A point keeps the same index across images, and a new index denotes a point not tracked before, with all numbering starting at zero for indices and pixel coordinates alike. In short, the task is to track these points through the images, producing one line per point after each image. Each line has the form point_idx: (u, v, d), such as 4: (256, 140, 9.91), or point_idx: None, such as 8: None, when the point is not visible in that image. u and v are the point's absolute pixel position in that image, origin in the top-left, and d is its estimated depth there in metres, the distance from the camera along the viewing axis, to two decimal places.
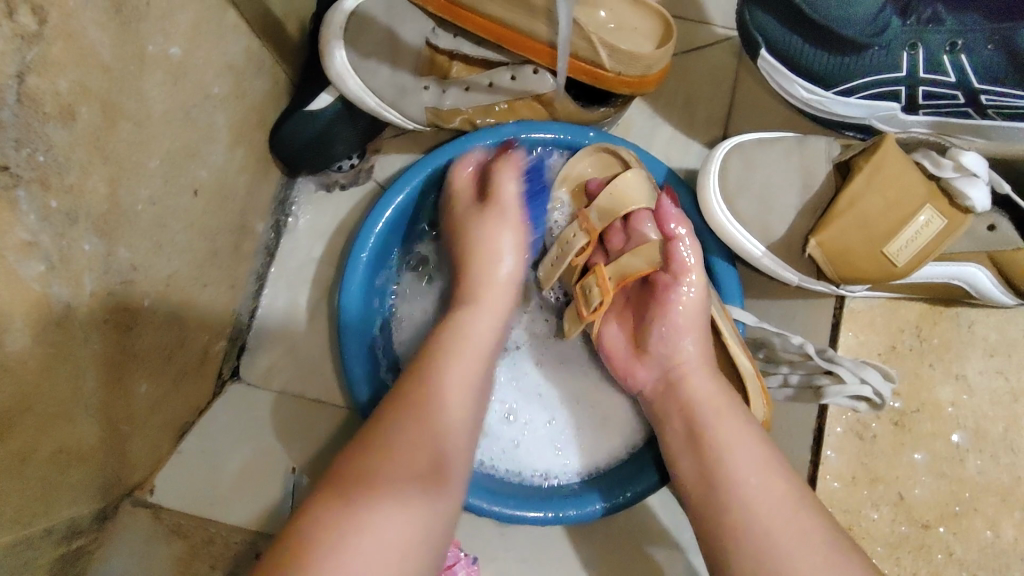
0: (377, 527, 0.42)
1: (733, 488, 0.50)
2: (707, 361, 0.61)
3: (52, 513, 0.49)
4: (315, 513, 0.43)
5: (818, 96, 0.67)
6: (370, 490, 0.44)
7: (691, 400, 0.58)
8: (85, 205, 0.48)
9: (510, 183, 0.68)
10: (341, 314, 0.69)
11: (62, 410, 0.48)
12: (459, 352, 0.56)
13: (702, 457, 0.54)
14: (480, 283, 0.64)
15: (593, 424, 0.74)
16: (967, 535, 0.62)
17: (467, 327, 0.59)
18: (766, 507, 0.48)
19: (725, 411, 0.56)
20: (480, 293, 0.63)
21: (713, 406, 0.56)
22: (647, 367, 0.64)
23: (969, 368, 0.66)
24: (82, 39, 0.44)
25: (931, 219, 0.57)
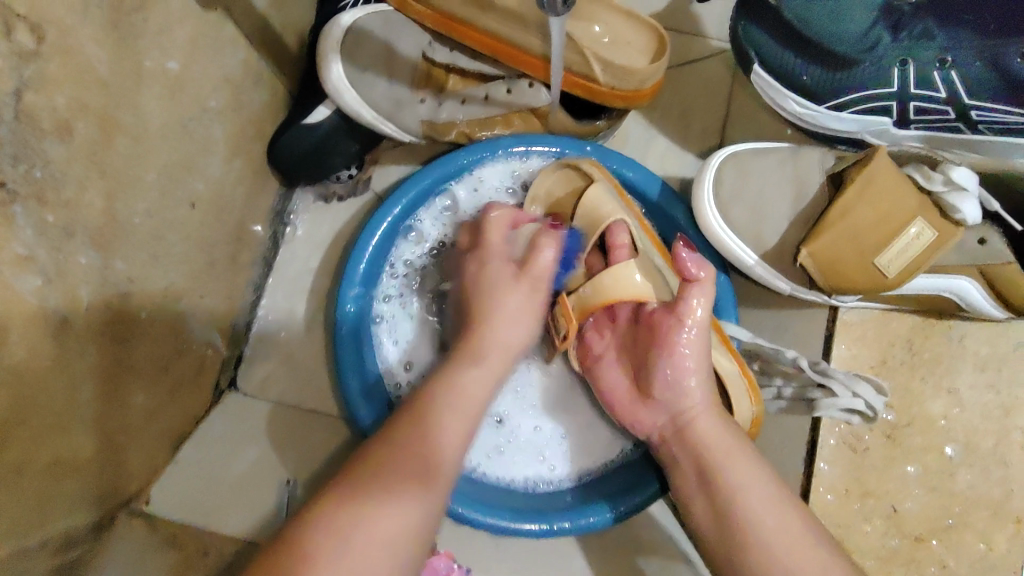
0: (378, 520, 0.47)
1: (750, 528, 0.52)
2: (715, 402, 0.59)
3: (47, 524, 0.50)
4: (317, 517, 0.47)
5: (810, 110, 0.67)
6: (375, 496, 0.49)
7: (705, 448, 0.57)
8: (81, 219, 0.48)
9: (550, 255, 0.64)
10: (336, 324, 0.70)
11: (57, 422, 0.49)
12: (450, 407, 0.56)
13: (717, 499, 0.54)
14: (490, 338, 0.61)
15: (583, 431, 0.74)
16: (959, 549, 0.62)
17: (459, 380, 0.58)
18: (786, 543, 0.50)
19: (736, 454, 0.56)
20: (485, 350, 0.61)
21: (725, 452, 0.56)
22: (656, 411, 0.62)
23: (960, 383, 0.66)
24: (79, 56, 0.45)
25: (922, 231, 0.57)
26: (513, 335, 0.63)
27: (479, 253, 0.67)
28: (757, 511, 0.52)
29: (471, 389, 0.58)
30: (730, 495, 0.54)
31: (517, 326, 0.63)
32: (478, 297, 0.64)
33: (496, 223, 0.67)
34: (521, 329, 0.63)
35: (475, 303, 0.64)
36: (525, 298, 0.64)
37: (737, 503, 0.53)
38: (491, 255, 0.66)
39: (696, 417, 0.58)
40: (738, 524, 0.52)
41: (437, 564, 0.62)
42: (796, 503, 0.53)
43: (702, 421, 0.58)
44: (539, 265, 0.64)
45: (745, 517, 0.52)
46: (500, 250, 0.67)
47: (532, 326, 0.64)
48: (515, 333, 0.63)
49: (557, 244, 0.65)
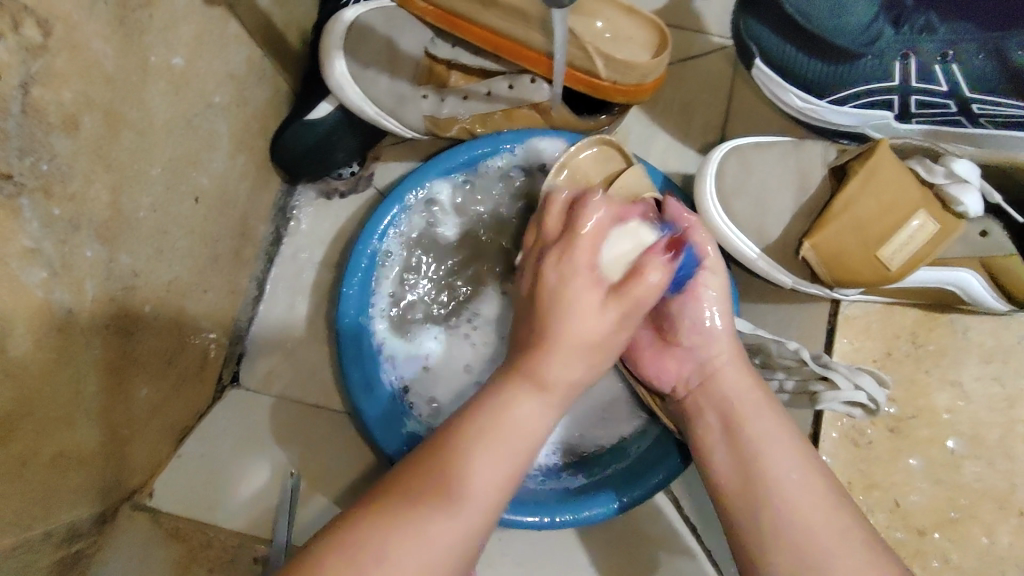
0: (397, 561, 0.41)
1: (771, 485, 0.51)
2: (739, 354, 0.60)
3: (50, 516, 0.50)
4: (343, 533, 0.42)
5: (812, 104, 0.68)
6: (393, 517, 0.42)
7: (732, 398, 0.57)
8: (87, 213, 0.49)
9: (601, 219, 0.58)
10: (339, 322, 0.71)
11: (63, 414, 0.49)
12: (512, 415, 0.49)
13: (743, 449, 0.54)
14: (563, 332, 0.51)
15: (597, 428, 0.74)
16: (965, 541, 0.62)
17: (540, 377, 0.51)
18: (808, 496, 0.50)
19: (763, 406, 0.56)
20: (553, 345, 0.51)
21: (752, 403, 0.56)
22: (676, 367, 0.63)
23: (965, 375, 0.66)
24: (86, 51, 0.45)
25: (925, 223, 0.57)
26: (591, 328, 0.52)
27: (569, 238, 0.57)
28: (775, 462, 0.52)
29: (521, 418, 0.49)
30: (753, 444, 0.53)
31: (599, 318, 0.52)
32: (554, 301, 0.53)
33: (591, 213, 0.58)
34: (604, 319, 0.52)
35: (539, 314, 0.53)
36: (597, 314, 0.52)
37: (755, 454, 0.53)
38: (553, 259, 0.56)
39: (716, 371, 0.59)
40: (756, 478, 0.52)
41: None
42: (823, 470, 0.52)
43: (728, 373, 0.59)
44: (641, 292, 0.53)
45: (764, 474, 0.52)
46: (605, 246, 0.57)
47: (600, 286, 0.54)
48: (602, 322, 0.52)
49: (606, 213, 0.59)
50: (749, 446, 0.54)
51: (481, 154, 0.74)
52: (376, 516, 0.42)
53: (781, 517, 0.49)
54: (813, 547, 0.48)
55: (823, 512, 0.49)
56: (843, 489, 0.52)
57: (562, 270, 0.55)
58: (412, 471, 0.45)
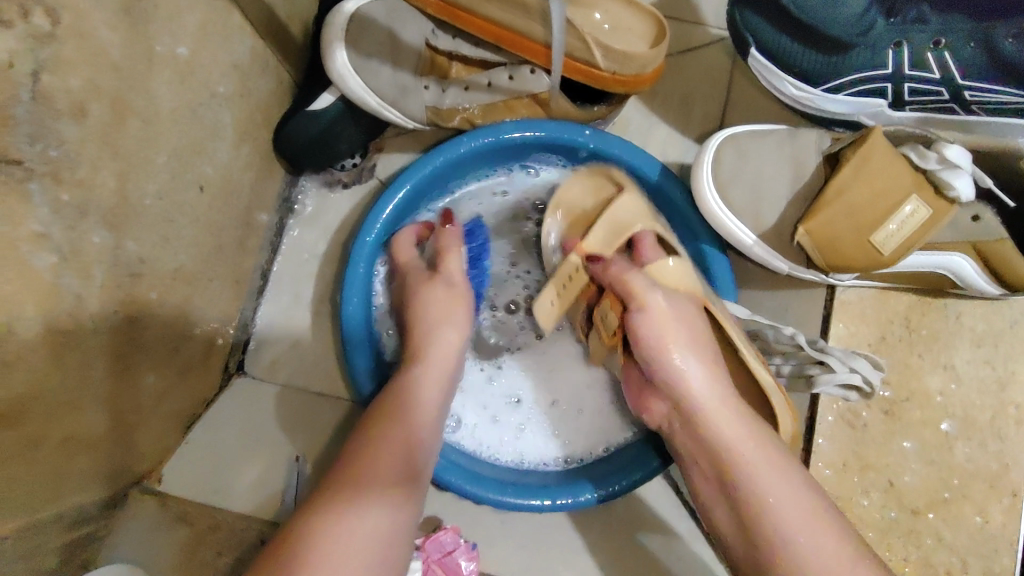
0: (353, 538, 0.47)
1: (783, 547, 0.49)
2: (720, 394, 0.55)
3: (60, 499, 0.52)
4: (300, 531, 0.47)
5: (807, 93, 0.69)
6: (356, 492, 0.50)
7: (722, 451, 0.54)
8: (94, 198, 0.49)
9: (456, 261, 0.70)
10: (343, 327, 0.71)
11: (71, 399, 0.51)
12: (407, 407, 0.58)
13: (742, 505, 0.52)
14: (433, 343, 0.64)
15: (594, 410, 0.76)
16: (957, 521, 0.63)
17: (414, 389, 0.59)
18: (821, 536, 0.49)
19: (756, 459, 0.52)
20: (428, 353, 0.63)
21: (742, 454, 0.53)
22: (662, 409, 0.59)
23: (957, 359, 0.66)
24: (93, 39, 0.46)
25: (917, 208, 0.58)
26: (435, 291, 0.67)
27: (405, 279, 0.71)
28: (787, 522, 0.49)
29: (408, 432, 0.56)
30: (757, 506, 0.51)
31: (431, 285, 0.68)
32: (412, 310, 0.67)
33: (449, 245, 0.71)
34: (433, 287, 0.68)
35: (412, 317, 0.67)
36: (445, 296, 0.67)
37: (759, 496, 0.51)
38: (414, 270, 0.71)
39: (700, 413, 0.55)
40: (768, 537, 0.50)
41: (443, 538, 0.64)
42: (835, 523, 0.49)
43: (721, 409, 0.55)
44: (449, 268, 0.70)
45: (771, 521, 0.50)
46: (456, 274, 0.70)
47: (448, 277, 0.69)
48: (432, 291, 0.67)
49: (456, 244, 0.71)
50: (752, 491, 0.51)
51: (485, 145, 0.72)
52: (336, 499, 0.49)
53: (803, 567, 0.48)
54: None
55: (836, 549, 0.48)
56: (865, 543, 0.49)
57: (421, 275, 0.70)
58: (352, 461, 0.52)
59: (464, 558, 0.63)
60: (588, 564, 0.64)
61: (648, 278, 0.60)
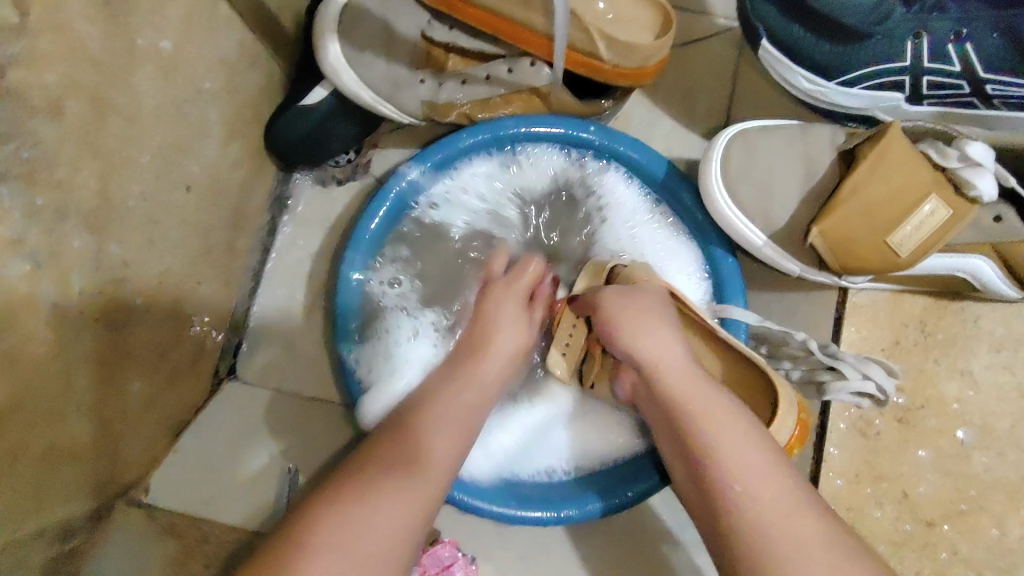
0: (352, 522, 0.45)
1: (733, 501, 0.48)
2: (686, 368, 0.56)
3: (43, 513, 0.50)
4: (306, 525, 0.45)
5: (820, 87, 0.66)
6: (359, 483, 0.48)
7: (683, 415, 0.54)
8: (73, 201, 0.47)
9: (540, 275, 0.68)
10: (336, 315, 0.69)
11: (54, 410, 0.48)
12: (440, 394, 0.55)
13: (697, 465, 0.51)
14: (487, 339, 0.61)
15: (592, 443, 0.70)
16: (973, 533, 0.61)
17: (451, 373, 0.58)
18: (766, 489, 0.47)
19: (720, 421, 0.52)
20: (484, 345, 0.61)
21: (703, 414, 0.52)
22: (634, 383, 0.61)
23: (975, 364, 0.64)
24: (69, 31, 0.43)
25: (937, 209, 0.55)
26: (508, 343, 0.61)
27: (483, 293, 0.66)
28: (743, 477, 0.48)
29: (449, 409, 0.54)
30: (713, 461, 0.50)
31: (506, 331, 0.62)
32: (470, 343, 0.61)
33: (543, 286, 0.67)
34: (512, 335, 0.62)
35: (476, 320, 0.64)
36: (518, 328, 0.63)
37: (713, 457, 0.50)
38: (501, 294, 0.65)
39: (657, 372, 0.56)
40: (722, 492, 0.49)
41: (442, 553, 0.63)
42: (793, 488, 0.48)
43: (681, 372, 0.55)
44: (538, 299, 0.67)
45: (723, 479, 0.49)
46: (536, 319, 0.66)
47: (522, 333, 0.63)
48: (506, 340, 0.61)
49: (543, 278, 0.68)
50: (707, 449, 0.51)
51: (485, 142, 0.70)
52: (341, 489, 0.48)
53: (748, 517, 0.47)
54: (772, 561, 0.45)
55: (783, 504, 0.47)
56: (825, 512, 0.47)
57: (502, 307, 0.64)
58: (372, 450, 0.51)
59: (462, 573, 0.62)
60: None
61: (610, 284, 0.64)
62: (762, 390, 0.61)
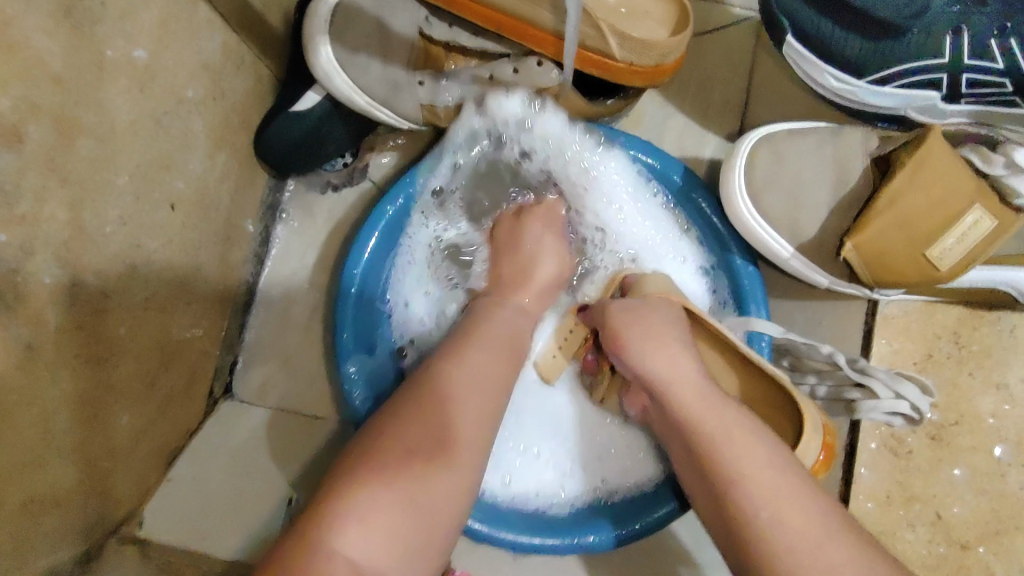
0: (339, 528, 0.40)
1: (753, 521, 0.43)
2: (697, 375, 0.52)
3: (26, 566, 0.46)
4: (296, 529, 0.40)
5: (849, 85, 0.61)
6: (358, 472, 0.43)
7: (693, 429, 0.49)
8: (41, 234, 0.43)
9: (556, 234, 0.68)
10: (340, 286, 0.65)
11: (32, 457, 0.45)
12: (465, 368, 0.51)
13: (714, 484, 0.47)
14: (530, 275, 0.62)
15: (601, 459, 0.67)
16: (1010, 555, 0.58)
17: (484, 322, 0.56)
18: (788, 505, 0.43)
19: (733, 431, 0.47)
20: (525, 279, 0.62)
21: (717, 426, 0.48)
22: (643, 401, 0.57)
23: (1011, 377, 0.60)
24: (25, 49, 0.39)
25: (982, 218, 0.51)
26: (547, 273, 0.63)
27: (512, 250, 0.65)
28: (760, 493, 0.44)
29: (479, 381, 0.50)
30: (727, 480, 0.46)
31: (547, 260, 0.64)
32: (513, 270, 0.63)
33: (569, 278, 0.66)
34: (553, 263, 0.64)
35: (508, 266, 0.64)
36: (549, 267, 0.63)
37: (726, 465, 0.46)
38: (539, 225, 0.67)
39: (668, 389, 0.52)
40: (741, 510, 0.44)
41: None
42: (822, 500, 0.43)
43: (692, 380, 0.52)
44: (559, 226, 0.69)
45: (738, 492, 0.45)
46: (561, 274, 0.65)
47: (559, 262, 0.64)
48: (547, 269, 0.63)
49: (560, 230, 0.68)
50: (721, 461, 0.46)
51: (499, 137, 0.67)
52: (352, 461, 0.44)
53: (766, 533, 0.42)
54: None
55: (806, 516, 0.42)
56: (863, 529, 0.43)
57: (543, 235, 0.66)
58: (390, 414, 0.47)
59: None
60: None
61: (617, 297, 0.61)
62: (780, 407, 0.56)
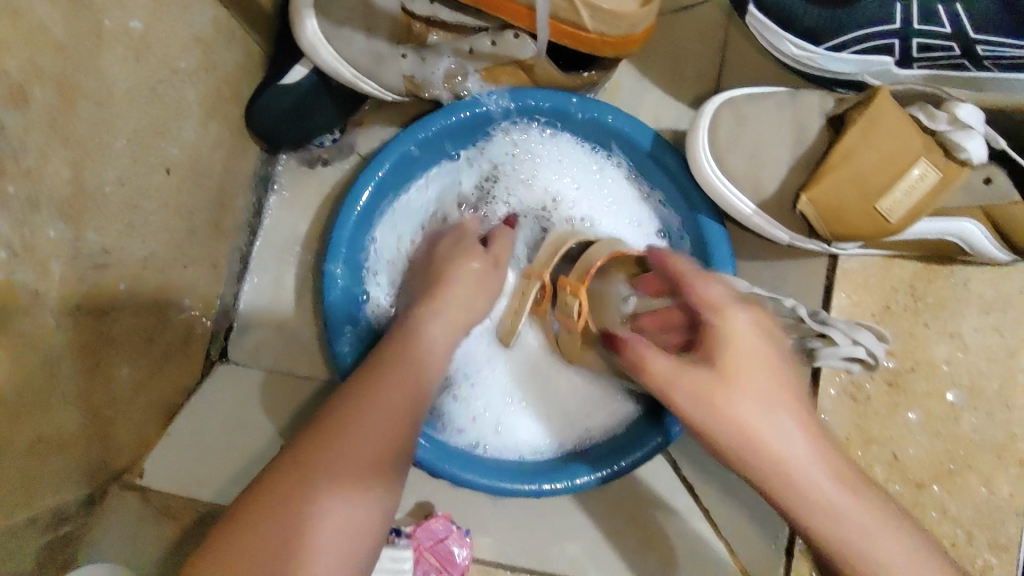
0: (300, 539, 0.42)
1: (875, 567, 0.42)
2: (761, 407, 0.45)
3: (33, 501, 0.50)
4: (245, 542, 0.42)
5: (809, 52, 0.65)
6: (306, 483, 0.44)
7: (789, 477, 0.44)
8: (45, 190, 0.46)
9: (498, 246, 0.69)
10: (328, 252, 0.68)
11: (37, 401, 0.48)
12: (389, 374, 0.53)
13: (818, 534, 0.44)
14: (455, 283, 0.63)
15: (581, 405, 0.73)
16: (962, 493, 0.61)
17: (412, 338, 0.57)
18: (896, 550, 0.42)
19: (835, 471, 0.44)
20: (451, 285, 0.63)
21: (815, 472, 0.44)
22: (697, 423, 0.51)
23: (964, 327, 0.64)
24: (29, 17, 0.42)
25: (925, 171, 0.54)
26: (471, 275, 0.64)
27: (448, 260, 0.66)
28: (874, 541, 0.42)
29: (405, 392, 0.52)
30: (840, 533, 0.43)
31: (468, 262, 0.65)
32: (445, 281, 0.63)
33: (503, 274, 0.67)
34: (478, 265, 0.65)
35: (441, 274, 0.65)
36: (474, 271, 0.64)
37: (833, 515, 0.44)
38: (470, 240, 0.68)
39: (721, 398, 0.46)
40: (858, 559, 0.43)
41: (435, 526, 0.62)
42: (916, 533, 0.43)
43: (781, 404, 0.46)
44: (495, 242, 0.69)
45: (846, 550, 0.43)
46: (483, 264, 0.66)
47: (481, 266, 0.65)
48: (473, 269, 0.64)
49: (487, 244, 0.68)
50: (829, 514, 0.43)
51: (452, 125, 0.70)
52: (301, 464, 0.45)
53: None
54: None
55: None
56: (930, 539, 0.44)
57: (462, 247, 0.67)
58: (348, 411, 0.49)
59: (457, 545, 0.61)
60: (584, 546, 0.63)
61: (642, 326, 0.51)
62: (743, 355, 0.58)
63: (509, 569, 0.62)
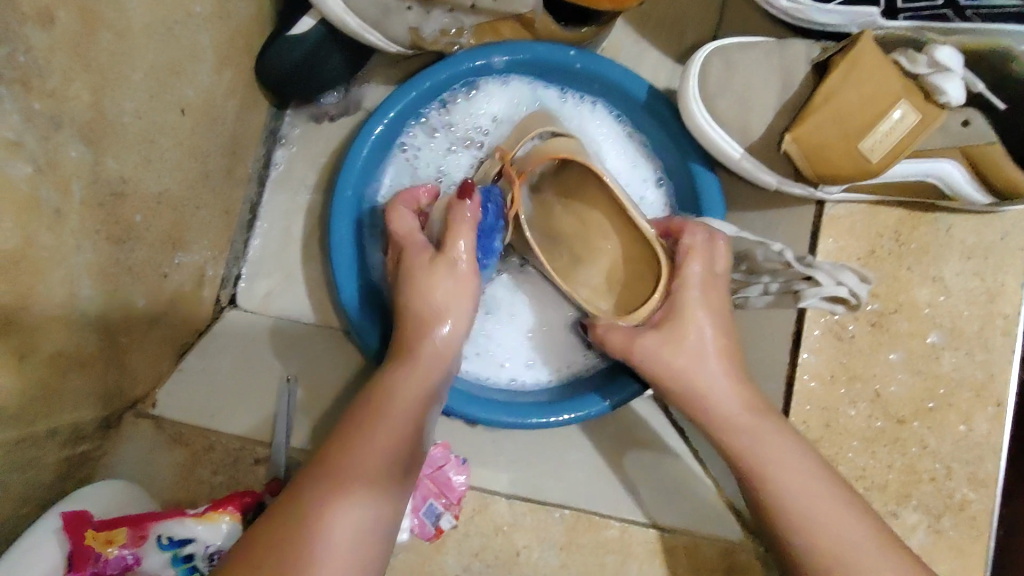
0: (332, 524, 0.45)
1: (782, 492, 0.53)
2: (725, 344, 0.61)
3: (55, 416, 0.52)
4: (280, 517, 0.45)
5: (796, 3, 0.67)
6: (333, 483, 0.47)
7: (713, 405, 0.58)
8: (68, 111, 0.49)
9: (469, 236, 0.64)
10: (335, 195, 0.71)
11: (59, 314, 0.51)
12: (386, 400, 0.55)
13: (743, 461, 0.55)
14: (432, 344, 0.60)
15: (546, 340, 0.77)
16: (941, 428, 0.63)
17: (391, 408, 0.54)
18: (797, 478, 0.53)
19: (758, 429, 0.56)
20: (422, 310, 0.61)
21: (748, 426, 0.56)
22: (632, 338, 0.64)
23: (947, 271, 0.66)
24: None
25: (906, 114, 0.57)
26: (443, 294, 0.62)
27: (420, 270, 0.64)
28: (789, 481, 0.53)
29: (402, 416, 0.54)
30: (758, 460, 0.55)
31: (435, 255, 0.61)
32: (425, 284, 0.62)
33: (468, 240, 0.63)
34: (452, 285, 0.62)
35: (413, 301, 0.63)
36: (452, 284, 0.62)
37: (769, 471, 0.54)
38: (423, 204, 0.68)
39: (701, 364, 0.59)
40: (771, 482, 0.54)
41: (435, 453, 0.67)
42: (817, 473, 0.54)
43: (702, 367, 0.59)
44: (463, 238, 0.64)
45: (795, 501, 0.53)
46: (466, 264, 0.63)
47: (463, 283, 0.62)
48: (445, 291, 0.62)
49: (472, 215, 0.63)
50: (751, 453, 0.55)
51: (445, 78, 0.72)
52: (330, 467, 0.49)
53: (822, 536, 0.51)
54: (839, 551, 0.50)
55: (865, 530, 0.51)
56: (846, 487, 0.54)
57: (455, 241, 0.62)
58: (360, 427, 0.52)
59: (454, 471, 0.65)
60: (578, 479, 0.67)
61: (712, 249, 0.63)
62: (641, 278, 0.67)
63: (505, 496, 0.65)
